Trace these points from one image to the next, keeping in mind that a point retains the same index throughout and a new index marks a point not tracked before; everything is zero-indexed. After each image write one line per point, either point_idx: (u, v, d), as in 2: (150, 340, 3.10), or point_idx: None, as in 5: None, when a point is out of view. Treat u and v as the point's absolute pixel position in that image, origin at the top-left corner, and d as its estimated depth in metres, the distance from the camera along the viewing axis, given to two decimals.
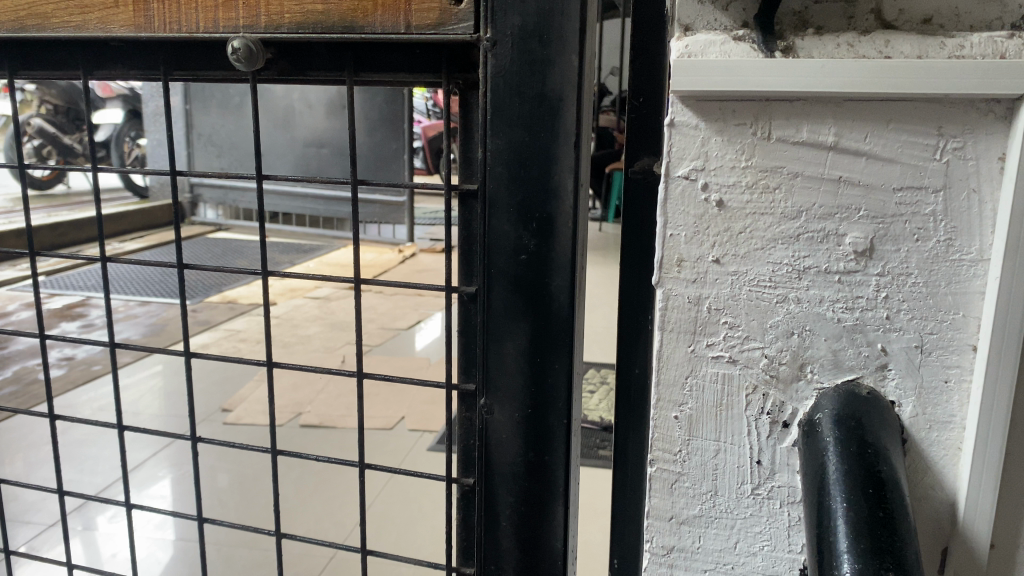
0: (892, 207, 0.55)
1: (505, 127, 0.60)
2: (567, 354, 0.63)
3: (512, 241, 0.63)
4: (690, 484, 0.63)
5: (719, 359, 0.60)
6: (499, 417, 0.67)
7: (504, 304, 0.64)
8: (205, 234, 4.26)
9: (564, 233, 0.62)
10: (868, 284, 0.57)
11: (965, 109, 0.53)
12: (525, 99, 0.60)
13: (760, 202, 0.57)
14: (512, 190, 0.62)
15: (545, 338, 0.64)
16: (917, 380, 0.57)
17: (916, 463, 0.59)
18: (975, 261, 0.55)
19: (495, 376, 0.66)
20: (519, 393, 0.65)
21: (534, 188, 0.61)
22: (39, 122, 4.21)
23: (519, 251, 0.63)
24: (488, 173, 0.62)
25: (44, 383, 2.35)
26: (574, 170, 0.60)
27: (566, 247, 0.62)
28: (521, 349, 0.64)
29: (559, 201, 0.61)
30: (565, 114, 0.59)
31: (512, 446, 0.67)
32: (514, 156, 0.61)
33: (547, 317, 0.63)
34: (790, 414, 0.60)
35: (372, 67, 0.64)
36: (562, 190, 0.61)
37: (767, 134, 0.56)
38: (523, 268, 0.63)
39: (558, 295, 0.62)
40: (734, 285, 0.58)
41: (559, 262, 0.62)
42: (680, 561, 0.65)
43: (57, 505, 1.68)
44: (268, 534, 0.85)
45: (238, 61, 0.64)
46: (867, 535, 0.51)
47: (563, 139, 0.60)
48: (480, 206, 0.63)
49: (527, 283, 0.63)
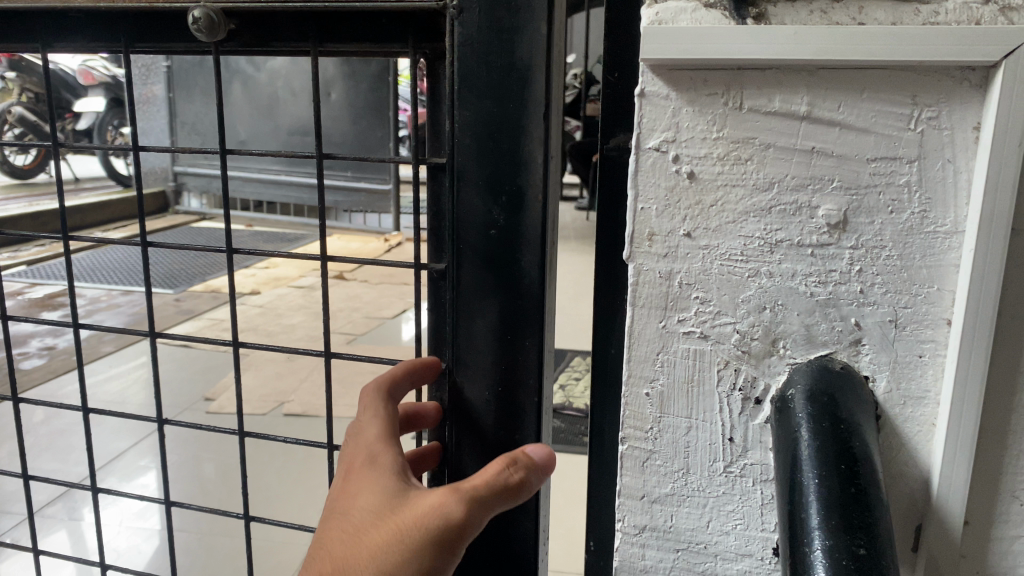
0: (866, 177, 0.54)
1: (474, 99, 0.59)
2: (538, 331, 0.62)
3: (481, 215, 0.61)
4: (661, 462, 0.62)
5: (690, 335, 0.59)
6: (470, 396, 0.65)
7: (474, 280, 0.63)
8: (189, 223, 4.22)
9: (534, 206, 0.60)
10: (841, 257, 0.55)
11: (940, 77, 0.52)
12: (494, 70, 0.58)
13: (731, 173, 0.56)
14: (482, 163, 0.60)
15: (519, 314, 0.62)
16: (892, 355, 0.56)
17: (889, 439, 0.58)
18: (950, 233, 0.54)
19: (465, 353, 0.64)
20: (490, 371, 0.64)
21: (503, 160, 0.60)
22: (20, 110, 4.15)
23: (489, 226, 0.61)
24: (456, 145, 0.61)
25: (23, 373, 2.32)
26: (544, 142, 0.59)
27: (536, 221, 0.60)
28: (491, 326, 0.63)
29: (529, 173, 0.59)
30: (534, 85, 0.58)
31: (483, 425, 0.66)
32: (485, 128, 0.59)
33: (519, 291, 0.62)
34: (762, 390, 0.59)
35: (337, 38, 0.63)
36: (533, 163, 0.59)
37: (739, 104, 0.54)
38: (493, 243, 0.61)
39: (530, 270, 0.61)
40: (706, 259, 0.57)
41: (530, 236, 0.61)
42: (652, 541, 0.64)
43: (37, 495, 1.65)
44: (236, 517, 0.83)
45: (199, 32, 0.63)
46: (839, 511, 0.50)
47: (532, 109, 0.58)
48: (449, 180, 0.62)
49: (497, 257, 0.62)
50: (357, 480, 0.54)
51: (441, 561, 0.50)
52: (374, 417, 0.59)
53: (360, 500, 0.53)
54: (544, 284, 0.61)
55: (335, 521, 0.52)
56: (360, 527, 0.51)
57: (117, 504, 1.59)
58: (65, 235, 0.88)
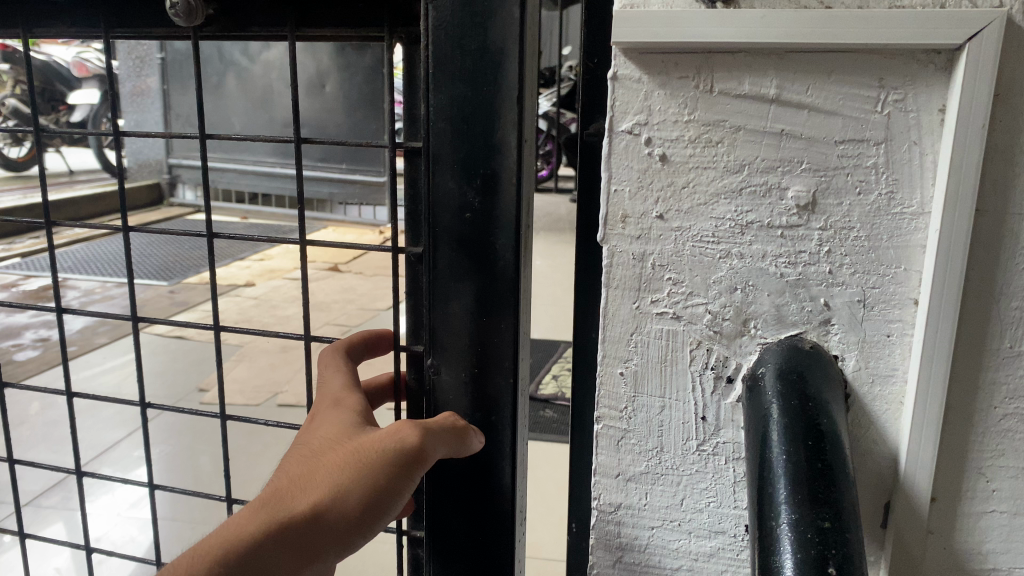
0: (835, 159, 0.55)
1: (449, 82, 0.60)
2: (512, 312, 0.63)
3: (456, 197, 0.62)
4: (636, 441, 0.63)
5: (663, 316, 0.60)
6: (447, 379, 0.66)
7: (449, 263, 0.63)
8: (184, 215, 4.23)
9: (508, 188, 0.61)
10: (811, 238, 0.56)
11: (907, 60, 0.53)
12: (467, 55, 0.59)
13: (703, 156, 0.57)
14: (456, 146, 0.61)
15: (494, 296, 0.63)
16: (860, 334, 0.57)
17: (859, 418, 0.59)
18: (917, 215, 0.54)
19: (442, 337, 0.65)
20: (465, 354, 0.65)
21: (477, 143, 0.60)
22: (14, 103, 4.11)
23: (464, 209, 0.62)
24: (431, 129, 0.61)
25: (19, 364, 2.34)
26: (517, 123, 0.59)
27: (510, 203, 0.61)
28: (467, 308, 0.64)
29: (502, 157, 0.60)
30: (507, 68, 0.59)
31: (460, 407, 0.66)
32: (459, 112, 0.60)
33: (494, 272, 0.63)
34: (734, 369, 0.60)
35: (314, 23, 0.63)
36: (507, 146, 0.60)
37: (710, 87, 0.55)
38: (468, 227, 0.62)
39: (505, 251, 0.62)
40: (678, 241, 0.58)
41: (504, 218, 0.62)
42: (627, 518, 0.65)
43: (34, 484, 1.66)
44: (219, 500, 0.84)
45: (176, 17, 0.64)
46: (805, 485, 0.52)
47: (505, 92, 0.59)
48: (424, 164, 0.63)
49: (471, 239, 0.63)
50: (320, 418, 0.60)
51: (396, 476, 0.56)
52: (339, 371, 0.65)
53: (323, 432, 0.58)
54: (516, 266, 0.62)
55: (296, 448, 0.57)
56: (322, 449, 0.56)
57: (114, 494, 1.60)
58: (50, 221, 0.88)
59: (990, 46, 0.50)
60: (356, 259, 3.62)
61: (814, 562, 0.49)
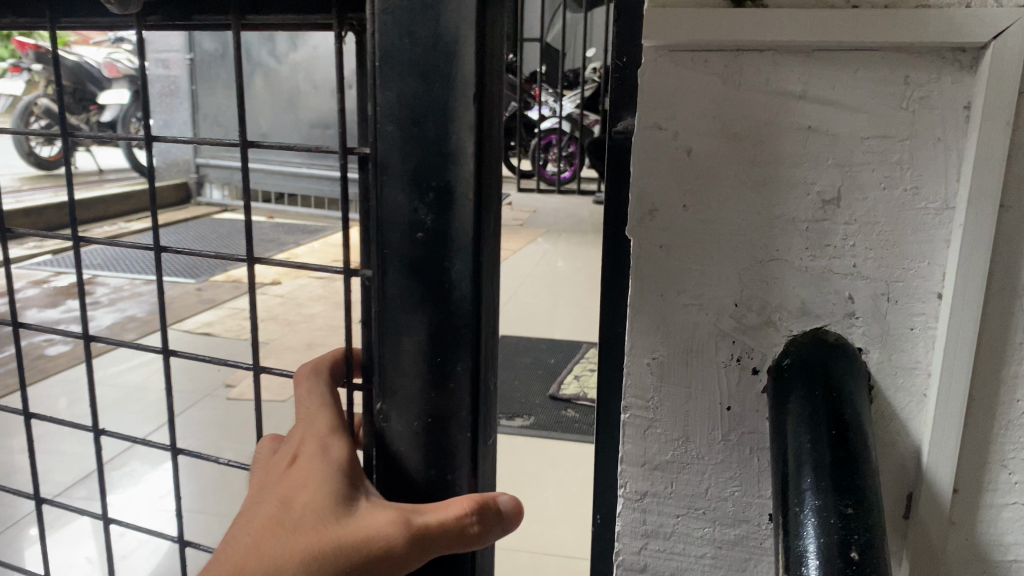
0: (860, 155, 0.56)
1: (400, 81, 0.55)
2: (468, 349, 0.59)
3: (407, 215, 0.57)
4: (662, 431, 0.64)
5: (689, 308, 0.61)
6: (397, 421, 0.61)
7: (399, 290, 0.59)
8: (210, 214, 4.30)
9: (463, 205, 0.56)
10: (836, 232, 0.58)
11: (932, 58, 0.54)
12: (420, 48, 0.54)
13: (730, 151, 0.58)
14: (410, 158, 0.56)
15: (448, 329, 0.58)
16: (883, 327, 0.58)
17: (882, 410, 0.60)
18: (941, 210, 0.56)
19: (390, 372, 0.60)
20: (416, 389, 0.60)
21: (431, 151, 0.55)
22: (46, 101, 4.24)
23: (416, 228, 0.57)
24: (379, 133, 0.56)
25: (51, 358, 2.38)
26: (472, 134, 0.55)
27: (466, 224, 0.56)
28: (419, 342, 0.59)
29: (455, 171, 0.55)
30: (462, 63, 0.54)
31: (411, 449, 0.62)
32: (413, 118, 0.55)
33: (445, 304, 0.58)
34: (759, 361, 0.61)
35: (258, 9, 0.60)
36: (460, 157, 0.55)
37: (738, 84, 0.56)
38: (420, 249, 0.57)
39: (458, 278, 0.57)
40: (704, 235, 0.59)
41: (460, 243, 0.57)
42: (653, 506, 0.66)
43: (64, 475, 1.70)
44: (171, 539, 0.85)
45: (110, 6, 0.60)
46: (829, 473, 0.53)
47: (461, 92, 0.54)
48: (372, 174, 0.57)
49: (424, 264, 0.58)
50: (301, 469, 0.58)
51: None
52: (320, 405, 0.62)
53: (309, 501, 0.55)
54: (470, 294, 0.58)
55: (276, 509, 0.54)
56: (302, 525, 0.53)
57: (143, 487, 1.63)
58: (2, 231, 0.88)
59: (1014, 45, 0.51)
60: None
61: (833, 537, 0.50)
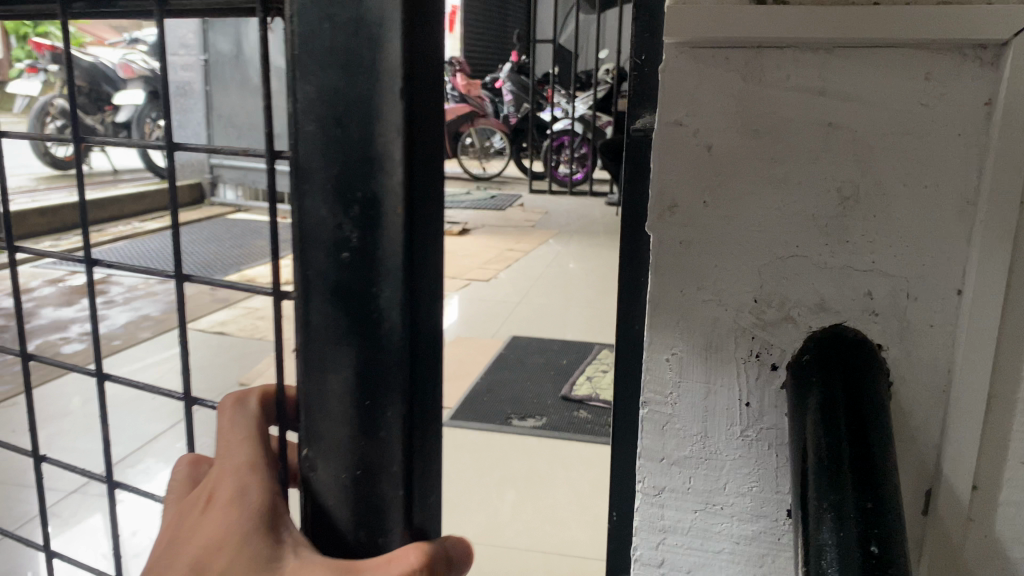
0: (880, 152, 0.56)
1: (315, 73, 0.41)
2: (402, 402, 0.44)
3: (329, 230, 0.43)
4: (680, 426, 0.65)
5: (710, 303, 0.61)
6: (320, 492, 0.47)
7: (322, 326, 0.44)
8: (224, 215, 4.32)
9: (393, 218, 0.42)
10: (856, 228, 0.58)
11: (953, 55, 0.54)
12: (344, 35, 0.40)
13: (750, 148, 0.58)
14: (330, 156, 0.42)
15: (375, 371, 0.44)
16: (902, 323, 0.59)
17: (901, 406, 0.60)
18: (961, 207, 0.56)
19: (309, 433, 0.47)
20: (339, 457, 0.46)
21: (353, 146, 0.41)
22: (61, 102, 4.26)
23: (340, 247, 0.43)
24: (292, 119, 0.42)
25: (66, 356, 2.38)
26: (403, 131, 0.41)
27: (399, 244, 0.42)
28: (344, 395, 0.45)
29: (384, 175, 0.41)
30: (384, 27, 0.40)
31: (335, 534, 0.48)
32: (333, 108, 0.41)
33: (371, 347, 0.44)
34: (778, 357, 0.61)
35: None
36: (389, 162, 0.41)
37: (758, 81, 0.57)
38: (345, 272, 0.43)
39: (388, 312, 0.43)
40: (724, 231, 0.60)
41: (391, 266, 0.42)
42: (670, 500, 0.67)
43: (78, 473, 1.69)
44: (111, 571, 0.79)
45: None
46: (847, 466, 0.52)
47: (386, 68, 0.40)
48: (289, 176, 0.43)
49: (349, 292, 0.43)
50: (213, 517, 0.45)
51: None
52: (242, 440, 0.49)
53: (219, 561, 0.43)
54: (404, 336, 0.43)
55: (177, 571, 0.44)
56: None
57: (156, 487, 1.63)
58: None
59: None
60: None
61: (853, 520, 0.50)
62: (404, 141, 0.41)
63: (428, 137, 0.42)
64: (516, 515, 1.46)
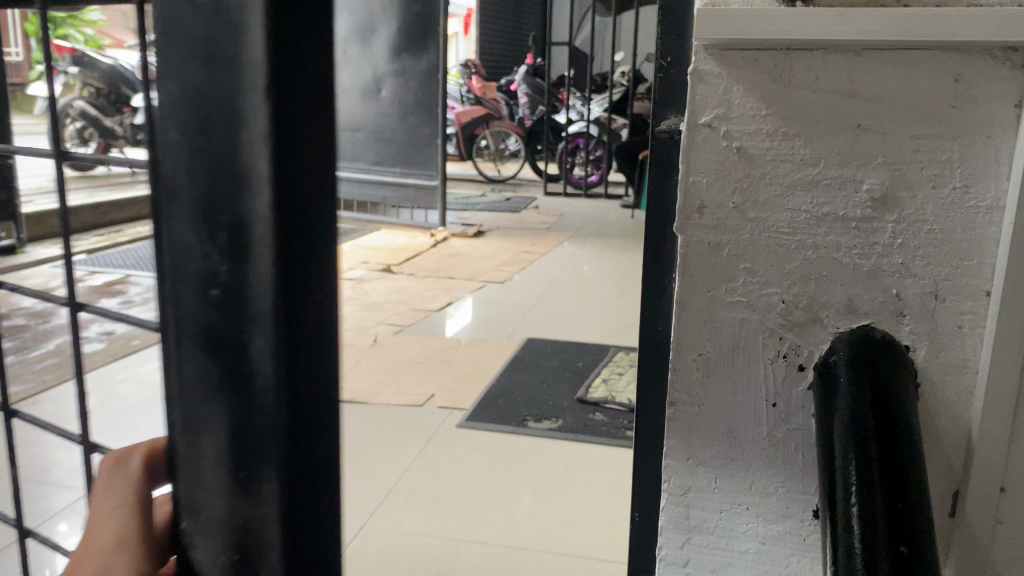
0: (909, 154, 0.56)
1: (167, 39, 0.29)
2: (284, 499, 0.32)
3: (191, 263, 0.31)
4: (707, 426, 0.65)
5: (738, 304, 0.62)
6: None
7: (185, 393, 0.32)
8: None
9: (261, 251, 0.30)
10: (885, 230, 0.58)
11: (983, 58, 0.54)
12: (199, 3, 0.29)
13: (780, 149, 0.58)
14: (179, 172, 0.30)
15: (249, 456, 0.32)
16: (931, 325, 0.59)
17: (929, 406, 0.60)
18: (991, 209, 0.56)
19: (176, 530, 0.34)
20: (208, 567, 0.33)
21: (216, 144, 0.29)
22: (81, 104, 4.27)
23: (206, 285, 0.31)
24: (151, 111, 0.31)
25: (85, 357, 2.39)
26: (271, 135, 0.29)
27: (277, 287, 0.30)
28: (212, 484, 0.32)
29: (247, 195, 0.29)
30: None
31: None
32: (184, 107, 0.29)
33: (235, 430, 0.32)
34: (806, 358, 0.62)
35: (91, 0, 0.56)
36: (258, 172, 0.29)
37: (787, 83, 0.57)
38: (212, 321, 0.31)
39: (256, 383, 0.31)
40: (754, 232, 0.60)
41: (268, 316, 0.30)
42: (696, 501, 0.67)
43: None
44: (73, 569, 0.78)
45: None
46: (878, 466, 0.52)
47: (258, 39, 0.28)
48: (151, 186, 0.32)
49: (216, 348, 0.31)
50: None
51: None
52: (116, 508, 0.39)
53: None
54: (275, 417, 0.31)
55: None
56: None
57: None
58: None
59: None
60: (408, 260, 3.61)
61: (882, 518, 0.50)
62: (270, 149, 0.29)
63: (314, 143, 0.30)
64: (532, 517, 1.46)
